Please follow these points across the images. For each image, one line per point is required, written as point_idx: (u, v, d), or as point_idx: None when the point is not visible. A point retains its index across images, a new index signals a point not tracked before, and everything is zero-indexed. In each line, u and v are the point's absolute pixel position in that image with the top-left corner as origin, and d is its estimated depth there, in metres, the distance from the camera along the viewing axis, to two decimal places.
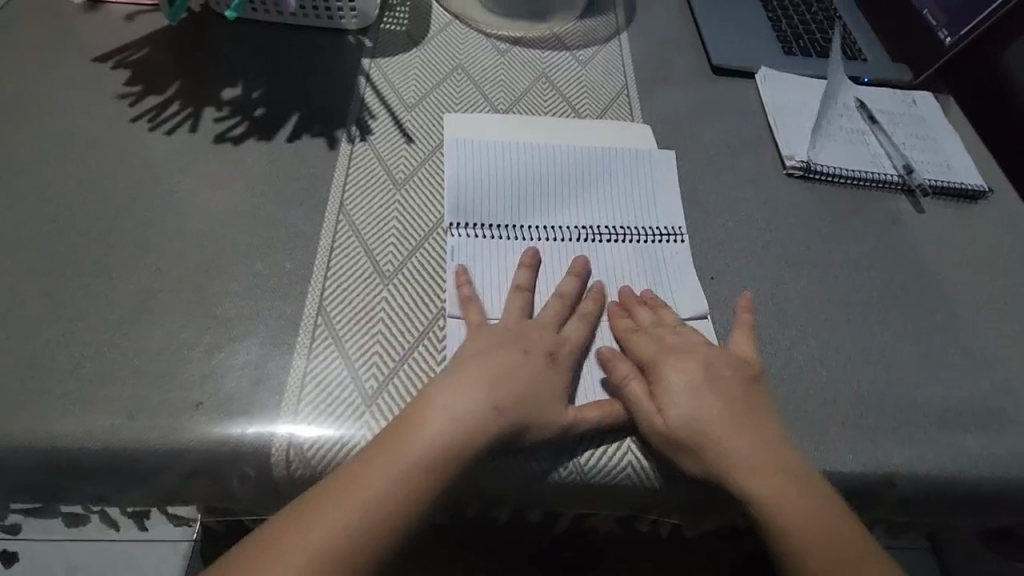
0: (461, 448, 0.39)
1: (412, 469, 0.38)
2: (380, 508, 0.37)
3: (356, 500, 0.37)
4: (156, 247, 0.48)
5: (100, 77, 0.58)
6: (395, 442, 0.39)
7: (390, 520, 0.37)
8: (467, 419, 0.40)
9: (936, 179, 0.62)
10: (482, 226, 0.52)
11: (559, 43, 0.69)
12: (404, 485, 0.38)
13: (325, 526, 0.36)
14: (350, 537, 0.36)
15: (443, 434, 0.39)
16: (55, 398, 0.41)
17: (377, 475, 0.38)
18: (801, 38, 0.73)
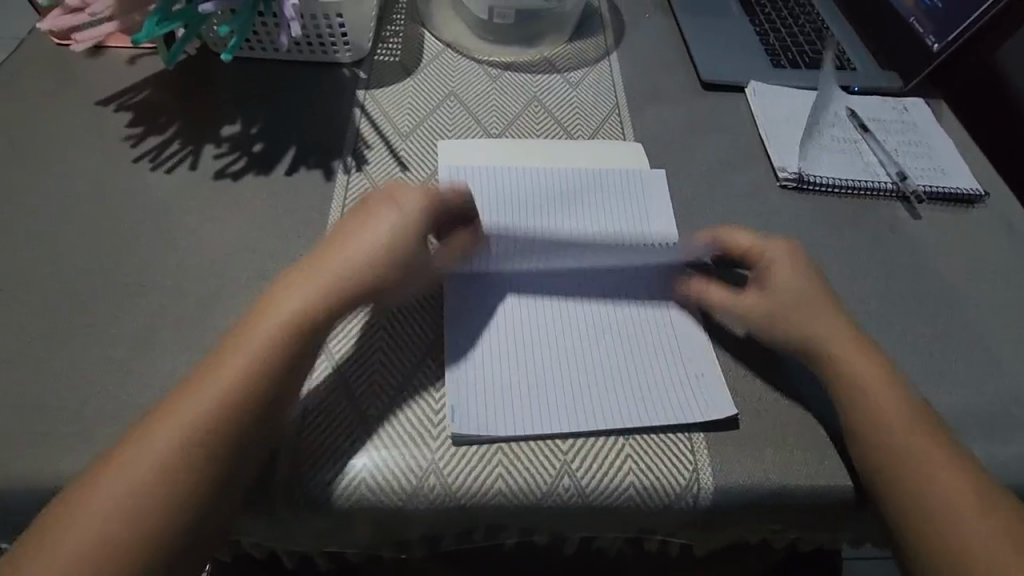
0: (254, 374, 0.40)
1: (209, 406, 0.38)
2: (178, 455, 0.37)
3: (152, 453, 0.37)
4: (159, 284, 0.49)
5: (103, 120, 0.60)
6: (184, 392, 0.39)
7: (196, 467, 0.37)
8: (294, 344, 0.41)
9: (930, 185, 0.62)
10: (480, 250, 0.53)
11: (550, 66, 0.70)
12: (204, 427, 0.38)
13: (124, 488, 0.36)
14: (151, 490, 0.36)
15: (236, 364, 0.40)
16: (62, 439, 0.41)
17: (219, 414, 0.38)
18: (789, 51, 0.74)
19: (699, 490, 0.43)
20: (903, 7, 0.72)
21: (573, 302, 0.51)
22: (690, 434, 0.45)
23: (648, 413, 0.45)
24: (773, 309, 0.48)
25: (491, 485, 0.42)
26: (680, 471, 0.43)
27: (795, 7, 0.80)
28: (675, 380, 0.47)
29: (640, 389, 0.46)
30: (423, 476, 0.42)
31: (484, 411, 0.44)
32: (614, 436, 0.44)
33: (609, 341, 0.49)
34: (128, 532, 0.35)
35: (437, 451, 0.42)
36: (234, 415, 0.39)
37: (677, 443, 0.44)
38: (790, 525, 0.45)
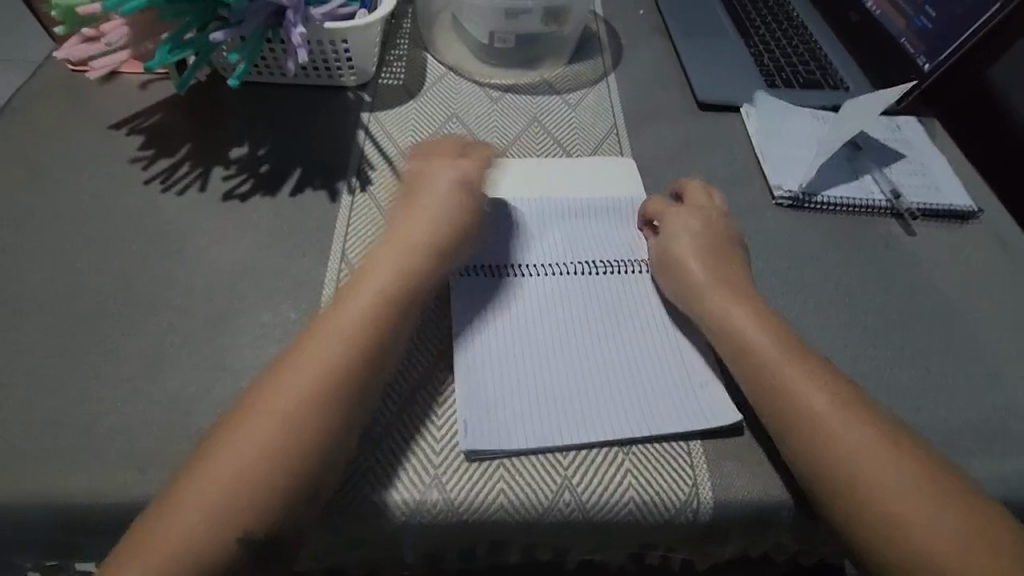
0: (332, 381, 0.40)
1: (268, 438, 0.38)
2: (257, 473, 0.37)
3: (230, 472, 0.37)
4: (168, 302, 0.50)
5: (114, 143, 0.61)
6: (256, 407, 0.40)
7: (281, 484, 0.37)
8: (329, 360, 0.41)
9: (924, 202, 0.63)
10: (483, 265, 0.54)
11: (550, 87, 0.72)
12: (286, 444, 0.38)
13: (206, 510, 0.36)
14: (235, 511, 0.36)
15: (307, 375, 0.40)
16: (72, 456, 0.42)
17: (262, 436, 0.38)
18: (783, 71, 0.75)
19: (698, 505, 0.43)
20: (895, 29, 0.74)
21: (575, 315, 0.51)
22: (689, 446, 0.45)
23: (650, 425, 0.45)
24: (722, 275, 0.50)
25: (493, 500, 0.42)
26: (680, 486, 0.43)
27: (789, 28, 0.82)
28: (675, 392, 0.47)
29: (643, 399, 0.47)
30: (426, 491, 0.42)
31: (495, 424, 0.45)
32: (614, 451, 0.45)
33: (610, 354, 0.49)
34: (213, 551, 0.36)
35: (441, 467, 0.43)
36: (318, 424, 0.39)
37: (677, 458, 0.45)
38: (790, 540, 0.46)
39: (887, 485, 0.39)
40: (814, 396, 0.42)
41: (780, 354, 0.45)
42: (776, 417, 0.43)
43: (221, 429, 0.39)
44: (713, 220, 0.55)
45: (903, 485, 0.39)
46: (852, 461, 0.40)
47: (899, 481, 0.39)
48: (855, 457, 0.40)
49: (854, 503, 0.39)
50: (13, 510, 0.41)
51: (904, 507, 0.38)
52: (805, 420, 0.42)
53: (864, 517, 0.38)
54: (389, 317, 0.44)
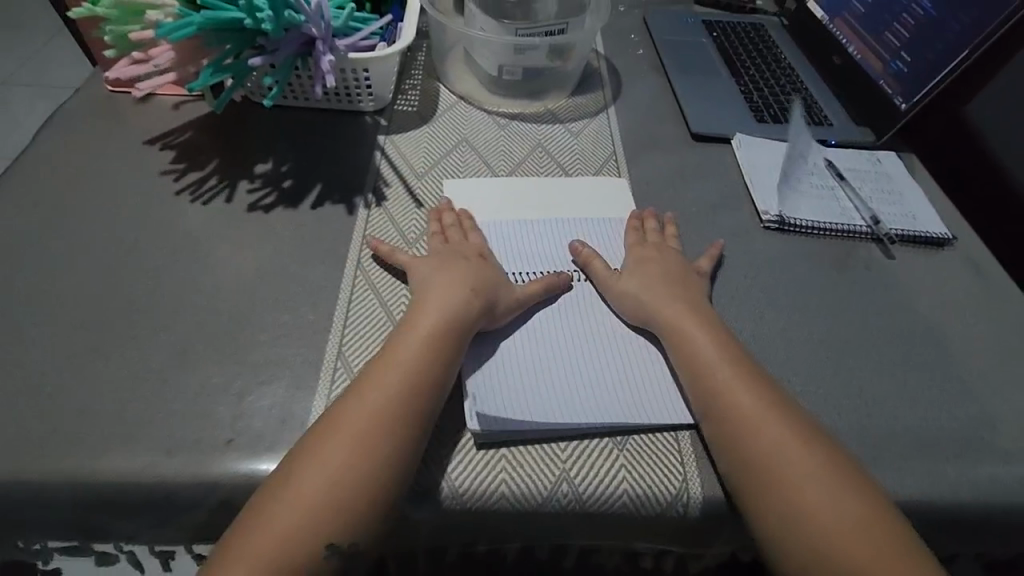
0: (399, 411, 0.44)
1: (337, 466, 0.41)
2: (331, 500, 0.41)
3: (307, 498, 0.41)
4: (194, 302, 0.54)
5: (149, 157, 0.66)
6: (329, 435, 0.43)
7: (354, 511, 0.41)
8: (388, 394, 0.44)
9: (902, 229, 0.67)
10: None
11: (554, 117, 0.77)
12: (358, 475, 0.41)
13: (281, 532, 0.40)
14: (314, 526, 0.40)
15: (374, 405, 0.44)
16: (104, 439, 0.45)
17: (325, 460, 0.42)
18: (771, 107, 0.81)
19: (688, 499, 0.46)
20: (873, 72, 0.80)
21: (572, 317, 0.55)
22: (679, 445, 0.48)
23: (642, 419, 0.48)
24: (675, 301, 0.54)
25: (495, 489, 0.45)
26: (671, 480, 0.46)
27: (777, 69, 0.88)
28: (669, 386, 0.51)
29: (635, 396, 0.50)
30: (432, 480, 0.45)
31: (496, 410, 0.47)
32: (610, 447, 0.47)
33: (606, 352, 0.53)
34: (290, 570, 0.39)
35: (449, 457, 0.46)
36: (385, 451, 0.42)
37: (668, 455, 0.47)
38: None
39: (807, 493, 0.42)
40: (740, 398, 0.47)
41: (723, 369, 0.48)
42: (709, 419, 0.47)
43: (297, 454, 0.43)
44: (637, 253, 0.59)
45: (818, 478, 0.43)
46: (773, 454, 0.44)
47: (815, 474, 0.43)
48: (773, 452, 0.44)
49: (777, 494, 0.43)
50: (46, 487, 0.44)
51: (817, 509, 0.42)
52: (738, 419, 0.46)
53: (787, 505, 0.42)
54: (441, 350, 0.48)
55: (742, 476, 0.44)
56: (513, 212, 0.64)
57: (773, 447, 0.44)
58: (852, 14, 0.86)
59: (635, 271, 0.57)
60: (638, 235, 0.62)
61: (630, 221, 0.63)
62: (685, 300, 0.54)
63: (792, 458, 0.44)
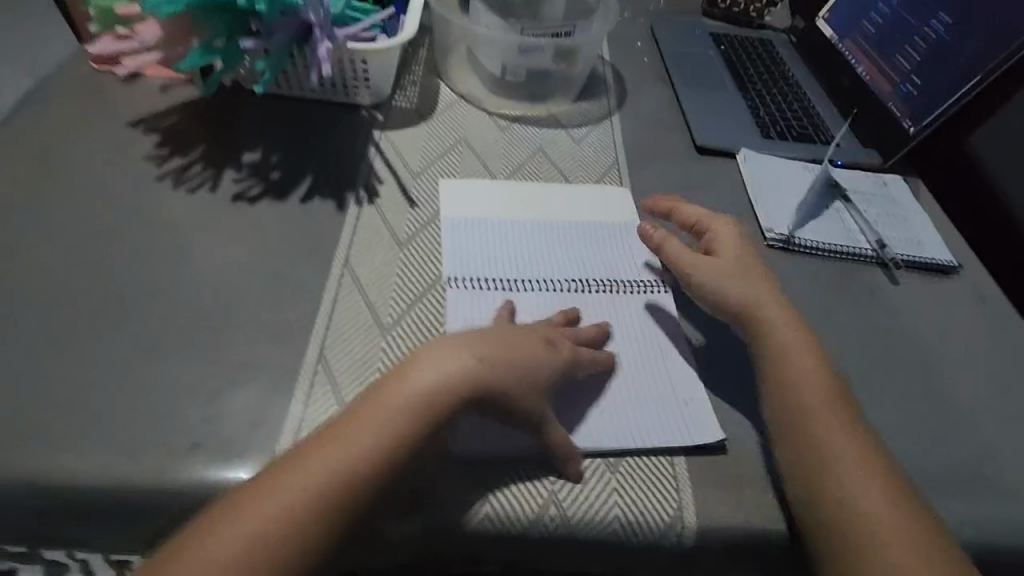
0: (387, 458, 0.40)
1: (300, 496, 0.38)
2: (280, 535, 0.37)
3: (253, 526, 0.37)
4: (169, 294, 0.51)
5: (131, 140, 0.63)
6: (302, 470, 0.39)
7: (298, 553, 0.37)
8: (378, 439, 0.40)
9: (908, 254, 0.66)
10: (477, 280, 0.55)
11: (556, 121, 0.75)
12: (317, 518, 0.38)
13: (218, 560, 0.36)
14: (255, 550, 0.37)
15: (362, 446, 0.40)
16: (59, 438, 0.42)
17: (289, 488, 0.38)
18: (777, 124, 0.79)
19: (682, 528, 0.43)
20: (883, 94, 0.78)
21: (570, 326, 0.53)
22: (674, 470, 0.46)
23: (636, 440, 0.46)
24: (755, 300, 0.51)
25: (479, 510, 0.42)
26: (665, 507, 0.44)
27: (785, 86, 0.87)
28: (664, 413, 0.48)
29: (630, 415, 0.48)
30: (412, 498, 0.42)
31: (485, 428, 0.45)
32: (601, 469, 0.45)
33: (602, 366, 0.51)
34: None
35: (432, 476, 0.43)
36: (352, 496, 0.38)
37: (662, 480, 0.45)
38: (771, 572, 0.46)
39: (886, 528, 0.41)
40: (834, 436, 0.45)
41: (826, 396, 0.47)
42: (794, 448, 0.45)
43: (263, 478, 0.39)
44: (719, 244, 0.56)
45: (893, 514, 0.42)
46: (861, 487, 0.43)
47: (891, 509, 0.42)
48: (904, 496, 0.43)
49: (871, 541, 0.41)
50: None
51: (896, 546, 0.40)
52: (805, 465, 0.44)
53: (865, 545, 0.41)
54: (449, 405, 0.42)
55: (820, 507, 0.42)
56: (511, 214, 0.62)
57: (853, 487, 0.43)
58: (863, 35, 0.84)
59: (717, 265, 0.54)
60: (737, 236, 0.57)
61: (707, 217, 0.59)
62: (762, 299, 0.52)
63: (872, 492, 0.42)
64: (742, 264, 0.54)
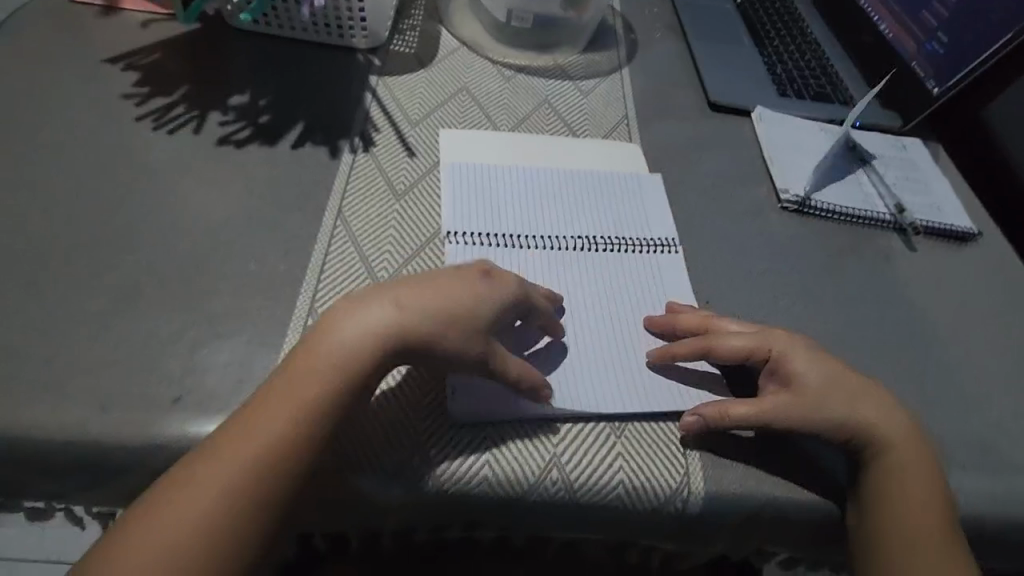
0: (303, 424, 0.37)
1: (220, 480, 0.35)
2: (197, 526, 0.34)
3: (176, 517, 0.34)
4: (149, 241, 0.48)
5: (109, 77, 0.58)
6: (215, 453, 0.35)
7: (233, 535, 0.34)
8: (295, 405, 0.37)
9: (927, 220, 0.63)
10: (480, 234, 0.52)
11: (563, 72, 0.71)
12: (235, 499, 0.35)
13: (145, 560, 0.33)
14: (179, 549, 0.33)
15: (277, 418, 0.37)
16: (31, 388, 0.39)
17: (207, 472, 0.35)
18: (795, 82, 0.75)
19: (689, 494, 0.41)
20: (906, 53, 0.74)
21: (575, 283, 0.51)
22: (682, 436, 0.44)
23: (646, 402, 0.44)
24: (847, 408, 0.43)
25: (477, 473, 0.40)
26: (671, 472, 0.42)
27: (803, 44, 0.82)
28: (671, 371, 0.47)
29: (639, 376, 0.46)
30: (408, 459, 0.40)
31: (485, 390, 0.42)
32: (606, 432, 0.43)
33: (611, 326, 0.49)
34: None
35: (427, 439, 0.41)
36: (270, 474, 0.35)
37: (669, 445, 0.43)
38: (775, 538, 0.45)
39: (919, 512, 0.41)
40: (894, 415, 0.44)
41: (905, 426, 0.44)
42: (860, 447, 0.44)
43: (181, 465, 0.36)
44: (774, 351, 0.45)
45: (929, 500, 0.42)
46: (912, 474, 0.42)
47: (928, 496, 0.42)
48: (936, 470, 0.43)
49: (894, 509, 0.41)
50: None
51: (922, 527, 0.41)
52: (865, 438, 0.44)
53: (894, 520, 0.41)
54: (365, 361, 0.39)
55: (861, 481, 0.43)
56: (516, 164, 0.59)
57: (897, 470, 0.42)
58: None
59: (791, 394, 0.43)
60: (808, 363, 0.45)
61: (758, 339, 0.46)
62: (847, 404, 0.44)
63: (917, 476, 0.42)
64: (820, 401, 0.43)
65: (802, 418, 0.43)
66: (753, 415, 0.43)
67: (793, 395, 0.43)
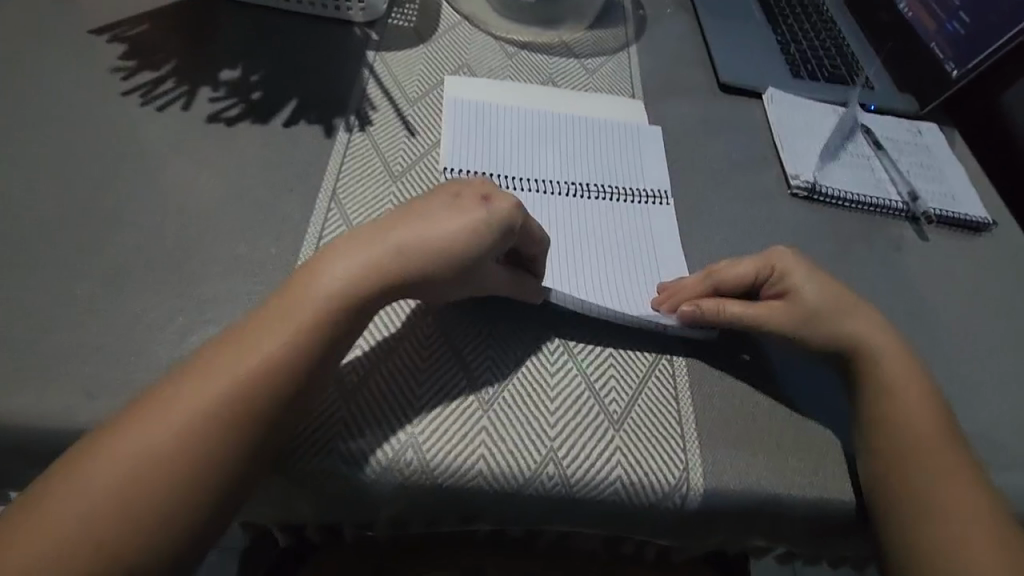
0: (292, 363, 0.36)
1: (192, 414, 0.34)
2: (162, 459, 0.33)
3: (142, 444, 0.33)
4: (135, 222, 0.46)
5: (95, 49, 0.56)
6: (188, 381, 0.35)
7: (230, 451, 0.34)
8: (280, 342, 0.37)
9: (941, 209, 0.61)
10: (473, 173, 0.53)
11: (568, 50, 0.68)
12: (207, 429, 0.34)
13: (107, 485, 0.32)
14: (142, 480, 0.32)
15: (266, 352, 0.36)
16: (14, 373, 0.38)
17: (179, 404, 0.34)
18: (808, 63, 0.73)
19: (688, 491, 0.41)
20: (925, 32, 0.72)
21: (563, 222, 0.52)
22: (682, 430, 0.43)
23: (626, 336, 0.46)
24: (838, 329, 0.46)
25: (472, 465, 0.39)
26: (670, 469, 0.41)
27: (818, 22, 0.79)
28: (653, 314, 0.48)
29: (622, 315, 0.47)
30: (400, 449, 0.39)
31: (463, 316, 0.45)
32: (605, 426, 0.42)
33: (600, 266, 0.50)
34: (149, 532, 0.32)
35: (418, 423, 0.40)
36: (253, 408, 0.35)
37: (669, 440, 0.42)
38: (774, 534, 0.44)
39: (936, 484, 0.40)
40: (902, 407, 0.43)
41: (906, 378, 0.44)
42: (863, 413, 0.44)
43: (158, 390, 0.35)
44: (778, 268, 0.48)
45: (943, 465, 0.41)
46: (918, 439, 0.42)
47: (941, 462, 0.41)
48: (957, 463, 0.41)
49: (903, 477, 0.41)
50: None
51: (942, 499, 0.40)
52: (867, 430, 0.43)
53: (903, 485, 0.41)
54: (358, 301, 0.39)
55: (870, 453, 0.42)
56: (512, 105, 0.59)
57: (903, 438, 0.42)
58: None
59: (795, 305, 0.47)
60: (807, 284, 0.47)
61: (762, 261, 0.48)
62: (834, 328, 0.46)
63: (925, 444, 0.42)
64: (814, 316, 0.46)
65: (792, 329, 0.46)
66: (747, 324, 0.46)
67: (789, 306, 0.47)
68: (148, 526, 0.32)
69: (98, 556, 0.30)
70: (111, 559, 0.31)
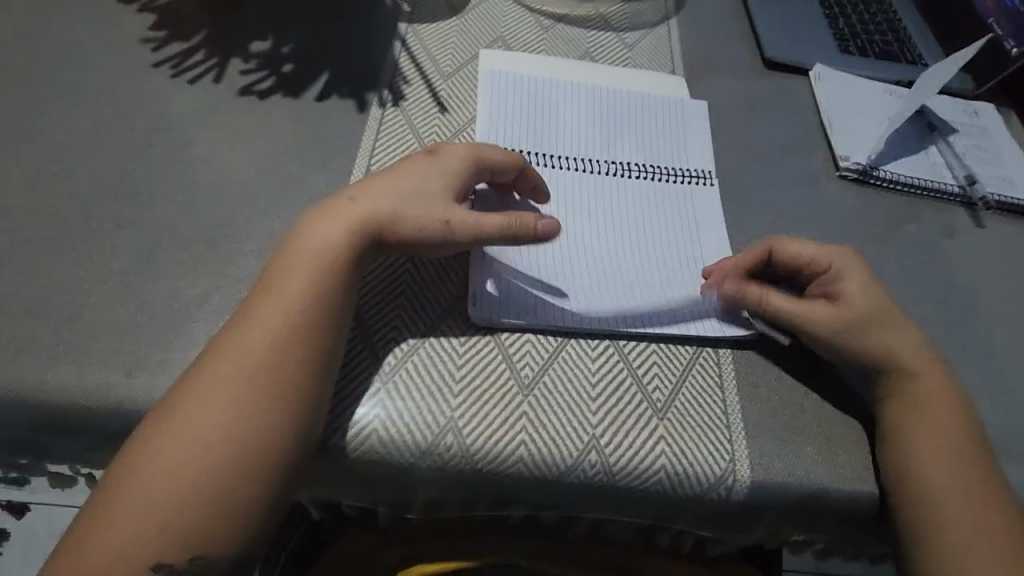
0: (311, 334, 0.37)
1: (230, 393, 0.35)
2: (210, 443, 0.34)
3: (190, 429, 0.34)
4: (169, 198, 0.45)
5: (124, 20, 0.55)
6: (216, 360, 0.36)
7: (270, 430, 0.35)
8: (301, 309, 0.38)
9: (999, 194, 0.59)
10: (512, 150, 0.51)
11: (605, 23, 0.66)
12: (244, 405, 0.35)
13: (164, 473, 0.33)
14: (196, 464, 0.33)
15: (287, 320, 0.37)
16: (53, 350, 0.38)
17: (215, 385, 0.35)
18: (858, 38, 0.69)
19: (734, 483, 0.39)
20: (982, 7, 0.69)
21: (604, 204, 0.50)
22: (728, 420, 0.41)
23: (671, 323, 0.45)
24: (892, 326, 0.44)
25: (513, 452, 0.38)
26: (717, 460, 0.40)
27: None
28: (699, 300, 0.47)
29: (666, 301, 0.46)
30: (439, 435, 0.38)
31: (503, 299, 0.44)
32: (648, 414, 0.41)
33: (644, 250, 0.48)
34: (215, 508, 0.33)
35: (456, 407, 0.39)
36: (288, 380, 0.36)
37: (715, 431, 0.41)
38: (821, 529, 0.42)
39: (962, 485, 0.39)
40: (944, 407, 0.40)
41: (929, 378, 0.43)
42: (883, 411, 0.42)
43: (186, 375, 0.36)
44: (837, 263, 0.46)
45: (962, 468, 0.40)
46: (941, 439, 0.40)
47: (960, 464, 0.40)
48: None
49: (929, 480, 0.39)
50: None
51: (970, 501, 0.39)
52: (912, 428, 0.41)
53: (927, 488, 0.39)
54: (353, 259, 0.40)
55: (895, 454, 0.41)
56: (551, 79, 0.57)
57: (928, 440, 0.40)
58: None
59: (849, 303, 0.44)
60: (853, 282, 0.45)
61: (823, 255, 0.46)
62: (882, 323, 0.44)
63: (948, 445, 0.40)
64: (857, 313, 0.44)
65: (836, 332, 0.43)
66: (791, 317, 0.44)
67: (837, 307, 0.44)
68: (207, 509, 0.33)
69: (170, 537, 0.32)
70: (182, 538, 0.32)
